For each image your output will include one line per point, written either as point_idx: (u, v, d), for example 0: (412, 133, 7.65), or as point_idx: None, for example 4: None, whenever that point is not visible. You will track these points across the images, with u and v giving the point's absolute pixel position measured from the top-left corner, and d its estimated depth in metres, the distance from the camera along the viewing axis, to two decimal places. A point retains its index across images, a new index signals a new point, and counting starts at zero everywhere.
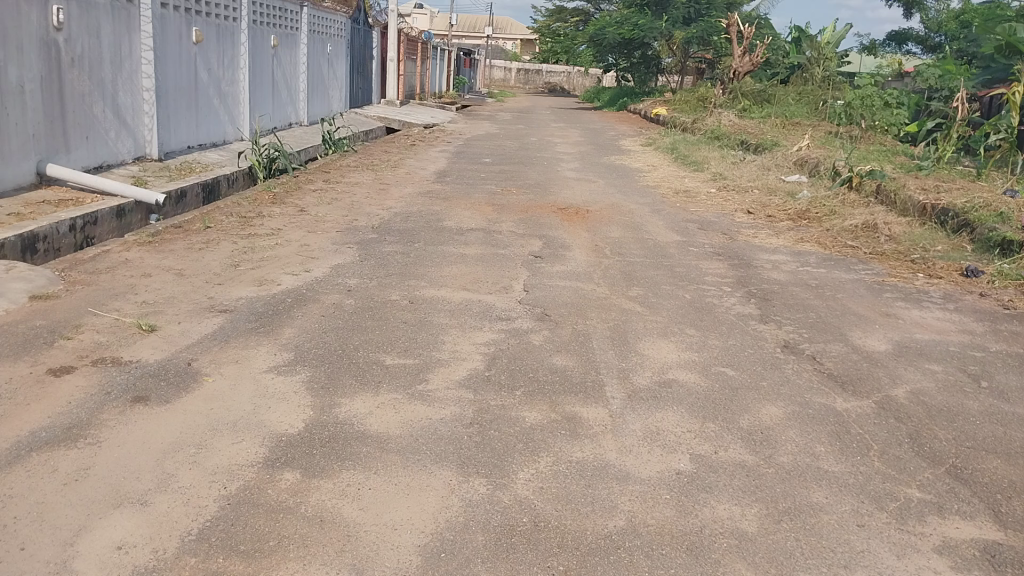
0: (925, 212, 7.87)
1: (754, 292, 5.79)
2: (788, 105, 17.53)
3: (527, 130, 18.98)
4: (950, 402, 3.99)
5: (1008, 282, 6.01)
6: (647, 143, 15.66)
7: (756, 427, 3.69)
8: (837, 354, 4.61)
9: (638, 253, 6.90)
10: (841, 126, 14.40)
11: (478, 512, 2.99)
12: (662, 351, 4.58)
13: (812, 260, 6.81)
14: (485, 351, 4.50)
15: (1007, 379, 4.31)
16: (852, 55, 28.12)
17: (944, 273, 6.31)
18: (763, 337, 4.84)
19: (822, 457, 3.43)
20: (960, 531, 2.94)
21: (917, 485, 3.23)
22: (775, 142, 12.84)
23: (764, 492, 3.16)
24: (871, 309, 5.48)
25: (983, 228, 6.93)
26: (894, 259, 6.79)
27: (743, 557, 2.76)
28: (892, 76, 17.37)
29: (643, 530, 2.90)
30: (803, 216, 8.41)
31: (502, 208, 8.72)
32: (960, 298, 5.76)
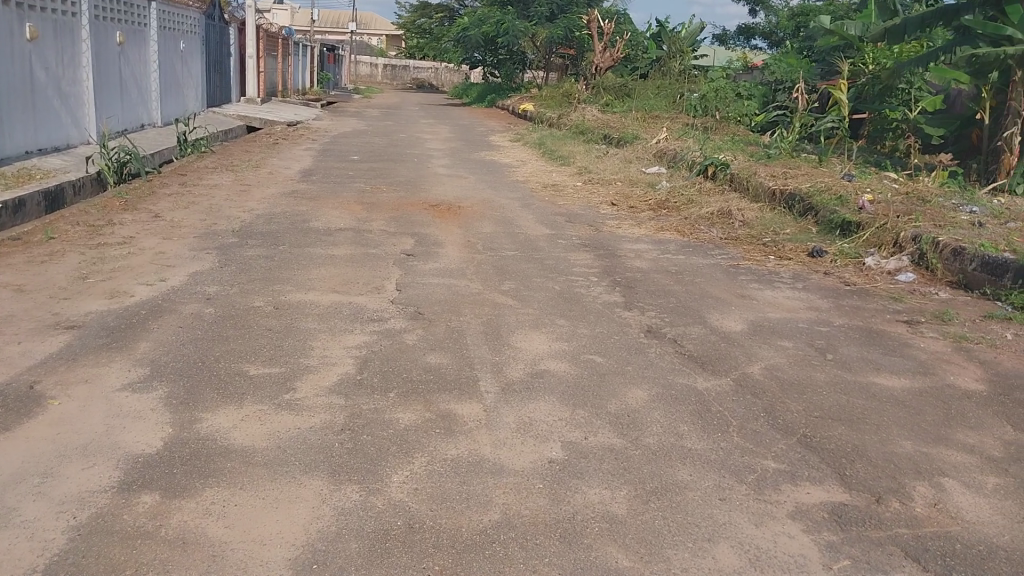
0: (774, 198, 8.37)
1: (619, 281, 5.97)
2: (648, 99, 18.19)
3: (396, 126, 18.75)
4: (799, 375, 4.26)
5: (848, 261, 6.49)
6: (516, 138, 15.84)
7: (623, 411, 3.81)
8: (697, 336, 4.82)
9: (509, 247, 6.96)
10: (697, 117, 15.05)
11: (350, 519, 2.93)
12: (534, 343, 4.64)
13: (672, 247, 7.10)
14: (356, 354, 4.41)
15: (849, 351, 4.64)
16: (705, 49, 29.45)
17: (792, 255, 6.72)
18: (628, 323, 5.01)
19: (686, 436, 3.58)
20: (811, 496, 3.13)
21: (773, 456, 3.43)
22: (636, 135, 13.29)
23: (632, 474, 3.27)
24: (728, 291, 5.76)
25: (826, 211, 7.44)
26: (747, 243, 7.18)
27: (614, 540, 2.84)
28: (742, 68, 18.33)
29: (517, 522, 2.93)
30: (663, 206, 8.75)
31: (372, 206, 8.58)
32: (807, 277, 6.16)
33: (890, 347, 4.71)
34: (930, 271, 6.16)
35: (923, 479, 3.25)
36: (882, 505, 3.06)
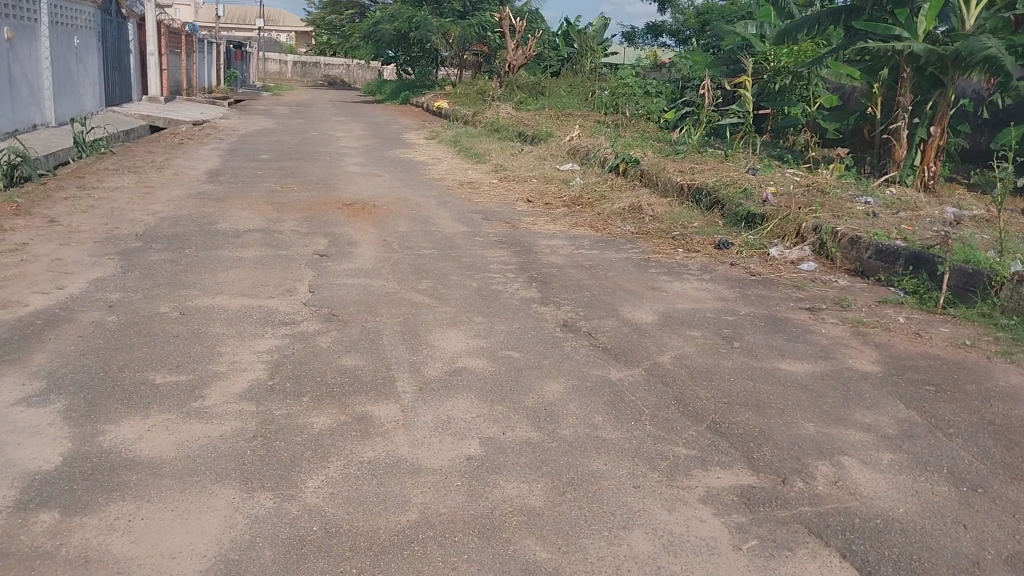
0: (683, 192, 8.59)
1: (535, 277, 6.02)
2: (561, 96, 18.38)
3: (307, 124, 18.37)
4: (708, 363, 4.40)
5: (752, 252, 6.71)
6: (430, 135, 15.77)
7: (539, 404, 3.85)
8: (611, 328, 4.91)
9: (425, 246, 6.92)
10: (608, 114, 15.29)
11: (264, 527, 2.86)
12: (451, 341, 4.64)
13: (586, 243, 7.21)
14: (267, 359, 4.32)
15: (755, 338, 4.81)
16: (615, 47, 29.92)
17: (700, 247, 6.92)
18: (544, 318, 5.06)
19: (601, 426, 3.65)
20: (721, 480, 3.24)
21: (683, 442, 3.53)
22: (549, 133, 13.42)
23: (549, 466, 3.31)
24: (640, 284, 5.89)
25: (731, 205, 7.68)
26: (658, 237, 7.35)
27: (532, 532, 2.87)
28: (651, 65, 18.69)
29: (435, 521, 2.93)
30: (576, 202, 8.87)
31: (283, 206, 8.40)
32: (714, 269, 6.35)
33: (793, 333, 4.91)
34: (830, 260, 6.45)
35: (824, 458, 3.41)
36: (787, 486, 3.20)
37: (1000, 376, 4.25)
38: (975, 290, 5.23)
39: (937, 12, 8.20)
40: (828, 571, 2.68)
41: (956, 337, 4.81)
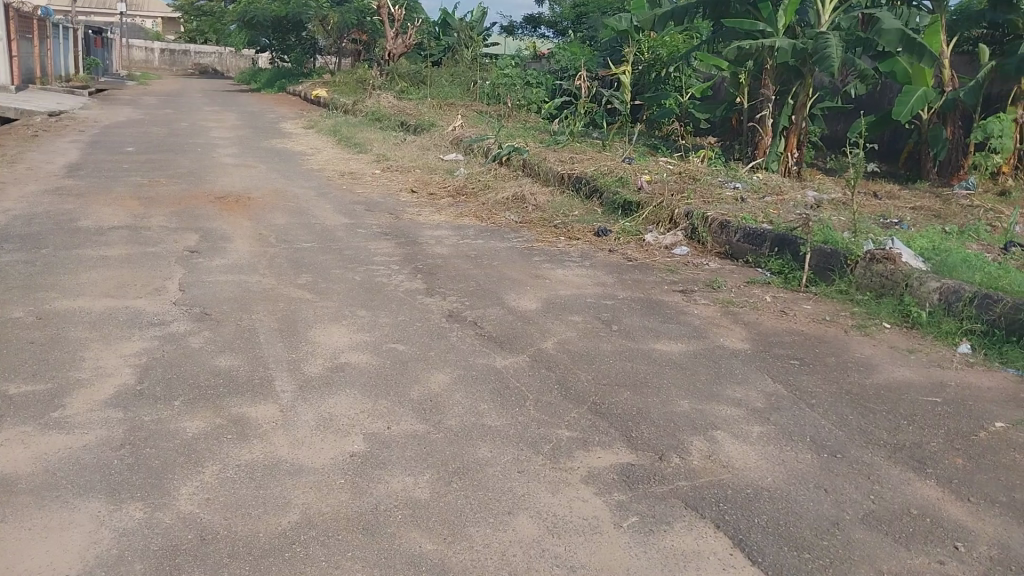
0: (563, 181, 8.74)
1: (419, 268, 5.97)
2: (442, 86, 18.30)
3: (176, 115, 17.51)
4: (589, 347, 4.50)
5: (629, 238, 6.91)
6: (309, 125, 15.35)
7: (424, 396, 3.82)
8: (495, 317, 4.94)
9: (305, 239, 6.75)
10: (490, 104, 15.35)
11: (133, 539, 2.72)
12: (333, 336, 4.54)
13: (470, 232, 7.21)
14: (135, 362, 4.09)
15: (633, 321, 4.96)
16: (495, 37, 30.05)
17: (580, 235, 7.06)
18: (429, 310, 5.03)
19: (486, 414, 3.67)
20: (602, 460, 3.33)
21: (566, 425, 3.60)
22: (432, 122, 13.32)
23: (434, 457, 3.30)
24: (523, 272, 5.95)
25: (609, 193, 7.88)
26: (540, 225, 7.45)
27: (417, 525, 2.86)
28: (530, 54, 18.88)
29: (318, 520, 2.87)
30: (461, 192, 8.87)
31: (151, 201, 7.97)
32: (594, 256, 6.50)
33: (668, 315, 5.09)
34: (701, 244, 6.72)
35: (699, 433, 3.55)
36: (664, 462, 3.31)
37: (856, 348, 4.56)
38: (833, 268, 5.57)
39: (795, 7, 8.64)
40: (704, 541, 2.80)
41: (816, 313, 5.11)
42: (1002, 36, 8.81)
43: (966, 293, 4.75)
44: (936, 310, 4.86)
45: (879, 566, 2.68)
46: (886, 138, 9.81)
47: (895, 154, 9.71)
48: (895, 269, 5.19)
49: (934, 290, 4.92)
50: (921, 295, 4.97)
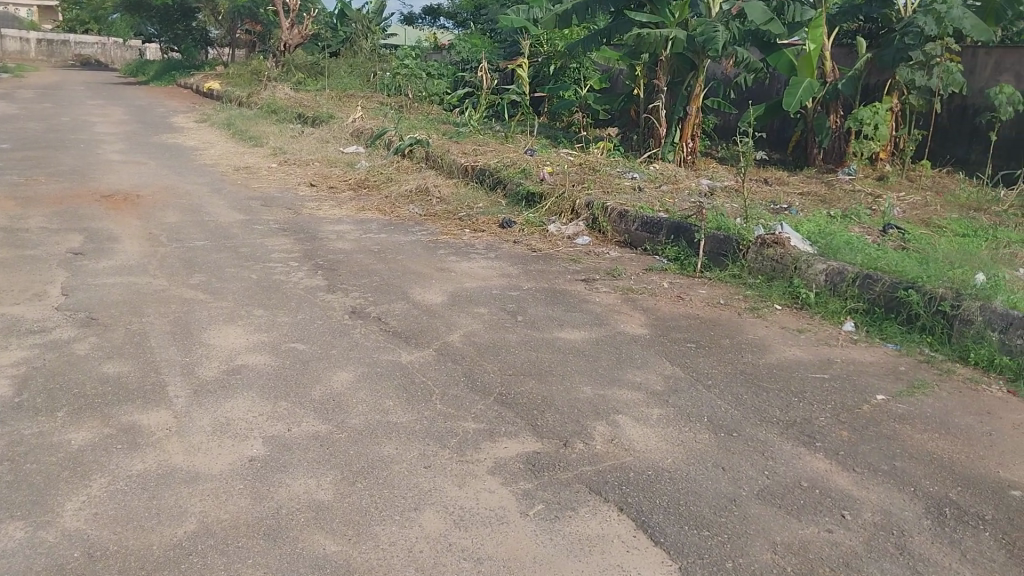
0: (467, 173, 8.72)
1: (320, 264, 5.85)
2: (341, 78, 17.97)
3: (56, 109, 16.55)
4: (495, 338, 4.51)
5: (533, 229, 6.97)
6: (202, 118, 14.79)
7: (326, 396, 3.75)
8: (399, 311, 4.89)
9: (199, 237, 6.50)
10: (391, 96, 15.17)
11: (14, 561, 2.57)
12: (229, 337, 4.39)
13: (373, 226, 7.11)
14: (14, 373, 3.85)
15: (538, 311, 5.00)
16: (394, 28, 29.67)
17: (485, 227, 7.07)
18: (331, 306, 4.93)
19: (391, 411, 3.62)
20: (508, 450, 3.34)
21: (472, 417, 3.60)
22: (330, 114, 13.06)
23: (338, 458, 3.24)
24: (427, 266, 5.91)
25: (512, 184, 7.91)
26: (444, 218, 7.41)
27: (321, 527, 2.80)
28: (431, 45, 18.73)
29: (216, 528, 2.77)
30: (362, 185, 8.72)
31: (29, 201, 7.51)
32: (499, 247, 6.52)
33: (571, 304, 5.15)
34: (603, 233, 6.83)
35: (601, 419, 3.62)
36: (568, 448, 3.36)
37: (749, 329, 4.73)
38: (726, 253, 5.77)
39: None
40: (608, 524, 2.86)
41: (713, 297, 5.29)
42: (878, 28, 9.30)
43: (849, 273, 4.99)
44: (823, 290, 5.09)
45: (773, 538, 2.80)
46: (775, 127, 10.23)
47: (784, 142, 10.13)
48: (785, 253, 5.40)
49: (821, 272, 5.16)
50: (808, 277, 5.20)
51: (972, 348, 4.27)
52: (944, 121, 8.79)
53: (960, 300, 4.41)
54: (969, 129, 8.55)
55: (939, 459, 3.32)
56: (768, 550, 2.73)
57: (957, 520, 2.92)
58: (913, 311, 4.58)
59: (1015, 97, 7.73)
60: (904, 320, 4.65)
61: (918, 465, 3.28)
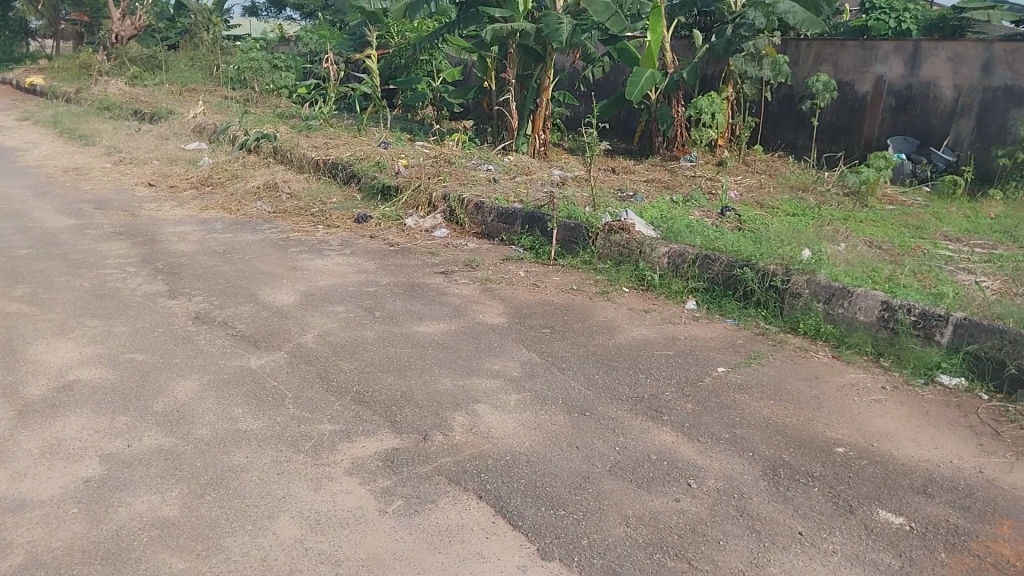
0: (319, 168, 8.50)
1: (161, 269, 5.53)
2: (181, 72, 17.06)
3: None
4: (350, 336, 4.43)
5: (390, 223, 6.91)
6: (23, 116, 13.63)
7: (170, 407, 3.56)
8: (248, 314, 4.70)
9: (21, 245, 5.99)
10: (236, 90, 14.55)
11: None
12: (59, 351, 4.08)
13: (218, 226, 6.79)
14: None
15: (395, 306, 4.95)
16: (238, 20, 28.38)
17: (339, 222, 6.93)
18: (174, 313, 4.68)
19: (241, 418, 3.49)
20: (365, 449, 3.29)
21: (328, 419, 3.52)
22: (170, 110, 12.36)
23: (185, 471, 3.08)
24: (278, 265, 5.72)
25: (366, 178, 7.79)
26: (295, 215, 7.19)
27: (167, 545, 2.66)
28: (278, 36, 18.08)
29: (47, 558, 2.57)
30: (206, 183, 8.32)
31: None
32: (354, 242, 6.40)
33: (427, 297, 5.14)
34: (460, 225, 6.86)
35: (460, 409, 3.63)
36: (427, 442, 3.35)
37: (601, 312, 4.90)
38: (577, 240, 5.92)
39: None
40: (467, 514, 2.88)
41: (567, 284, 5.43)
42: (711, 21, 9.80)
43: (690, 255, 5.25)
44: (667, 272, 5.33)
45: (625, 511, 2.91)
46: (621, 117, 10.60)
47: (630, 131, 10.52)
48: (631, 238, 5.60)
49: (664, 255, 5.39)
50: (653, 260, 5.43)
51: (800, 320, 4.62)
52: (773, 109, 9.39)
53: (789, 274, 4.73)
54: (795, 117, 9.18)
55: (774, 424, 3.57)
56: (621, 523, 2.84)
57: (790, 479, 3.14)
58: (748, 287, 4.89)
59: (831, 86, 8.36)
60: (740, 297, 4.95)
61: (756, 431, 3.51)
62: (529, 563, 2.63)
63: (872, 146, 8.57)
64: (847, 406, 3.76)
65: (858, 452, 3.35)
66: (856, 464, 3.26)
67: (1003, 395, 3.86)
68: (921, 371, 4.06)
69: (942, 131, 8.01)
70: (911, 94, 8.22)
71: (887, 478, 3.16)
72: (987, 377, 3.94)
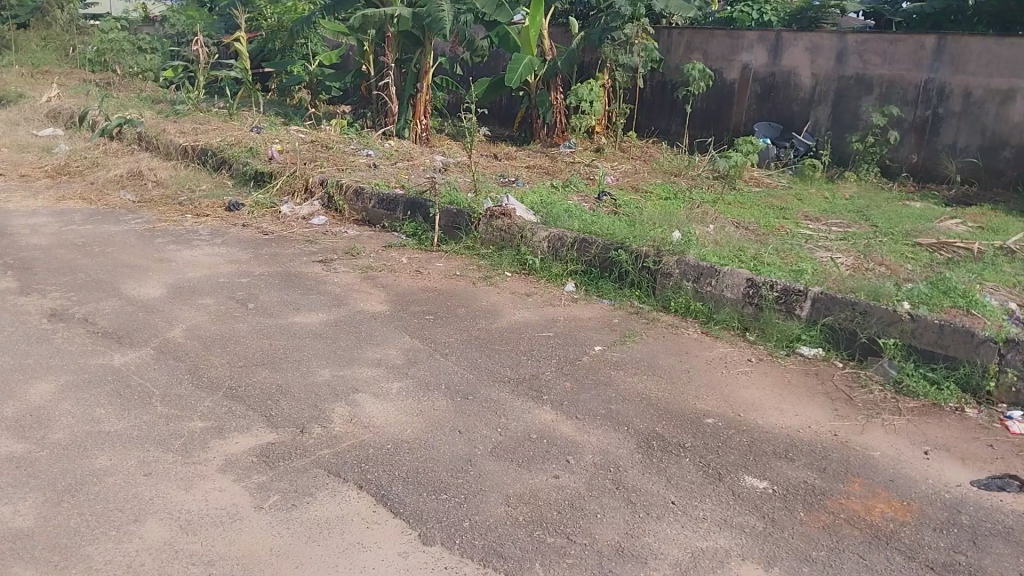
0: (187, 154, 8.12)
1: (11, 264, 5.14)
2: (33, 53, 15.91)
3: None
4: (222, 329, 4.27)
5: (264, 211, 6.69)
6: None
7: (24, 411, 3.33)
8: (110, 310, 4.45)
9: None
10: (95, 72, 13.69)
11: None
12: None
13: (76, 217, 6.38)
14: None
15: (270, 296, 4.80)
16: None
17: (209, 211, 6.65)
18: (26, 311, 4.36)
19: (103, 419, 3.30)
20: (239, 445, 3.19)
21: (199, 415, 3.38)
22: (19, 93, 11.49)
23: (40, 478, 2.89)
24: (144, 257, 5.43)
25: (239, 164, 7.51)
26: (162, 204, 6.85)
27: (20, 558, 2.49)
28: (141, 16, 17.13)
29: None
30: (62, 172, 7.80)
31: None
32: (226, 232, 6.16)
33: (305, 286, 5.01)
34: (338, 212, 6.72)
35: (340, 400, 3.57)
36: (305, 434, 3.28)
37: (483, 297, 4.92)
38: (459, 226, 5.92)
39: None
40: (347, 504, 2.84)
41: (449, 270, 5.42)
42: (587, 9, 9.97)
43: (568, 239, 5.34)
44: (546, 256, 5.41)
45: (506, 491, 2.95)
46: (502, 103, 10.65)
47: (511, 117, 10.59)
48: (511, 222, 5.64)
49: (543, 239, 5.45)
50: (532, 244, 5.49)
51: (672, 298, 4.81)
52: (648, 96, 9.68)
53: (661, 255, 4.90)
54: (668, 103, 9.50)
55: (647, 399, 3.70)
56: (502, 504, 2.87)
57: (663, 451, 3.27)
58: (624, 268, 5.03)
59: (704, 74, 8.67)
60: (617, 278, 5.08)
61: (632, 407, 3.62)
62: (410, 548, 2.62)
63: (739, 132, 8.98)
64: (716, 379, 3.94)
65: (726, 422, 3.52)
66: (723, 433, 3.42)
67: (856, 362, 4.16)
68: (783, 343, 4.31)
69: (802, 118, 8.47)
70: (774, 82, 8.64)
71: (751, 446, 3.34)
72: (842, 346, 4.23)
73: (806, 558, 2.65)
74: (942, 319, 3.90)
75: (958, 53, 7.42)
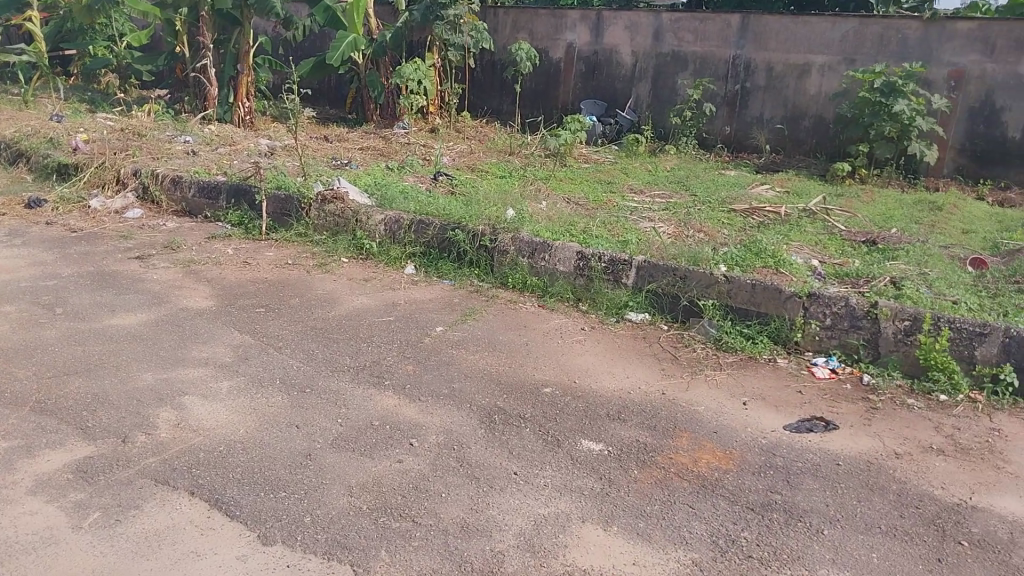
0: None
1: None
2: None
3: None
4: (27, 338, 3.90)
5: (70, 206, 6.16)
6: None
7: None
8: None
9: None
10: None
11: None
12: None
13: None
14: None
15: (80, 299, 4.43)
16: None
17: (6, 209, 6.04)
18: None
19: None
20: (51, 463, 2.93)
21: (2, 435, 3.08)
22: None
23: None
24: None
25: (38, 157, 6.86)
26: None
27: None
28: None
29: None
30: None
31: None
32: (27, 232, 5.62)
33: (121, 286, 4.66)
34: (155, 203, 6.30)
35: (165, 404, 3.37)
36: (128, 444, 3.06)
37: (318, 285, 4.79)
38: (289, 213, 5.71)
39: None
40: (178, 512, 2.69)
41: (281, 259, 5.23)
42: None
43: (403, 220, 5.28)
44: (383, 239, 5.33)
45: (349, 481, 2.90)
46: (331, 85, 10.35)
47: (341, 99, 10.32)
48: (344, 207, 5.51)
49: (378, 222, 5.37)
50: (367, 228, 5.40)
51: (509, 275, 4.89)
52: (478, 75, 9.73)
53: (496, 233, 4.96)
54: (499, 83, 9.61)
55: (488, 374, 3.75)
56: (345, 494, 2.82)
57: (504, 424, 3.32)
58: (460, 248, 5.05)
59: (531, 53, 8.80)
60: (454, 258, 5.10)
61: (473, 383, 3.66)
62: (250, 550, 2.53)
63: (567, 110, 9.22)
64: (552, 349, 4.05)
65: (562, 391, 3.63)
66: (560, 401, 3.53)
67: (680, 324, 4.41)
68: (612, 311, 4.50)
69: (625, 94, 8.82)
70: (597, 60, 8.92)
71: (587, 411, 3.46)
72: (666, 311, 4.46)
73: (641, 513, 2.79)
74: (753, 280, 4.21)
75: (760, 31, 7.96)
